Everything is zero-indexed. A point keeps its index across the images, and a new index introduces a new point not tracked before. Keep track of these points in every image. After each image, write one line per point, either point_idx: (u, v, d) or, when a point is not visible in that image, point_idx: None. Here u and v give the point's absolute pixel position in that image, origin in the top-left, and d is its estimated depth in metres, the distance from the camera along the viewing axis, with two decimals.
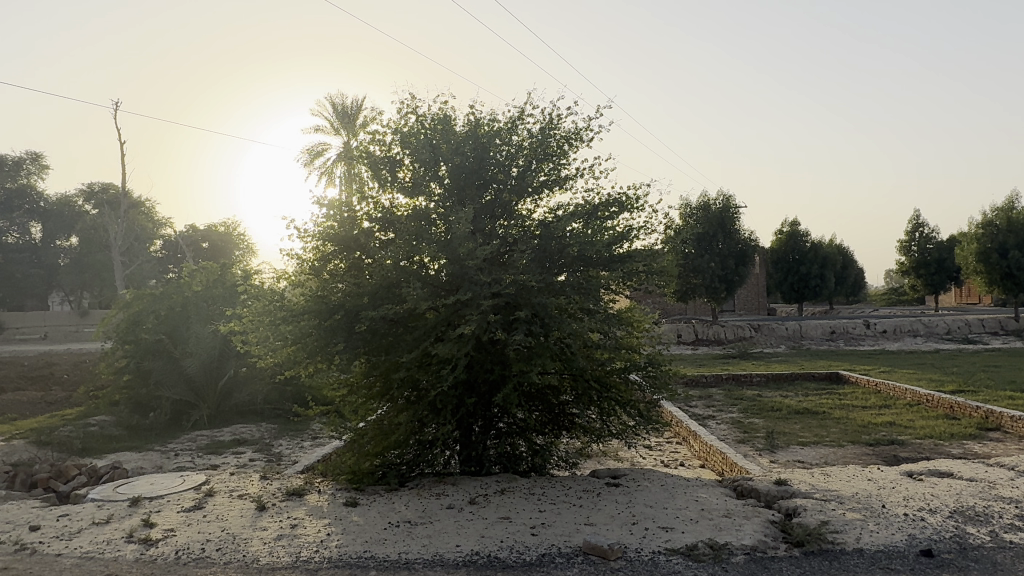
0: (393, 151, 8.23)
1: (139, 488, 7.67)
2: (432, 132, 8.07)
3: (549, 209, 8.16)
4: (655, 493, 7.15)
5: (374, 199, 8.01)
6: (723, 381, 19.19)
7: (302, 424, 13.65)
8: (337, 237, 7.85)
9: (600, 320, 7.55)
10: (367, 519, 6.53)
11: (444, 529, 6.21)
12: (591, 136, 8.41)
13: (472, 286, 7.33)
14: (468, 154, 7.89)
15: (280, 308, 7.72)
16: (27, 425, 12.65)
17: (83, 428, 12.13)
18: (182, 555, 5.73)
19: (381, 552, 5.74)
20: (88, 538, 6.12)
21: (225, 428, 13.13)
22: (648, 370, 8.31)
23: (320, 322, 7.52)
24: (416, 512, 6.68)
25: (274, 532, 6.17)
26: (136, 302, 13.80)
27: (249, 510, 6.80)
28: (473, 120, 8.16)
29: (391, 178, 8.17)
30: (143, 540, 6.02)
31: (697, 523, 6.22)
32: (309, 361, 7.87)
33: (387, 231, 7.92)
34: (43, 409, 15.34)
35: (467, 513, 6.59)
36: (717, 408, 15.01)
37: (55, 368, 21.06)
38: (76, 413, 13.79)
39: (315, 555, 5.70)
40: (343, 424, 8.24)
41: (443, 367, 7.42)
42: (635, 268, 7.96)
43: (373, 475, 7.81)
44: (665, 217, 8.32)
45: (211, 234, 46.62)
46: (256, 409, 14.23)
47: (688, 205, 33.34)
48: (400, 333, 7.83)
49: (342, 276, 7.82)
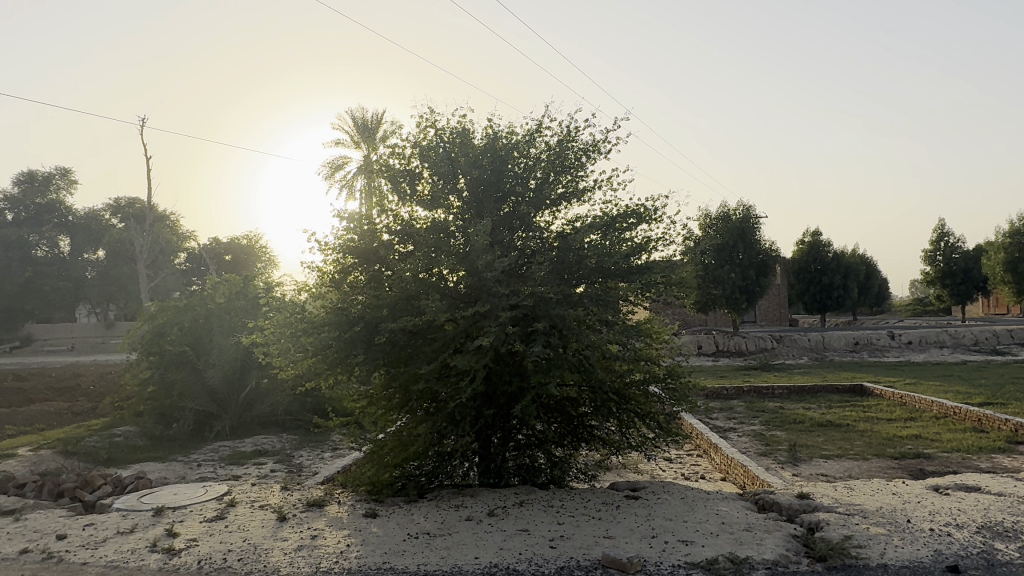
0: (412, 164, 8.32)
1: (163, 498, 7.78)
2: (450, 145, 8.14)
3: (566, 221, 8.19)
4: (675, 506, 7.09)
5: (393, 212, 8.09)
6: (744, 393, 19.03)
7: (323, 435, 13.77)
8: (357, 249, 7.94)
9: (618, 332, 7.53)
10: (386, 530, 6.55)
11: (463, 541, 6.22)
12: (609, 148, 8.44)
13: (489, 298, 7.36)
14: (485, 167, 7.94)
15: (301, 321, 7.81)
16: (55, 435, 12.90)
17: (109, 439, 12.32)
18: (204, 565, 5.79)
19: (400, 564, 5.76)
20: (113, 548, 6.21)
21: (247, 439, 13.28)
22: (668, 382, 8.28)
23: (339, 334, 7.60)
24: (436, 523, 6.70)
25: (295, 542, 6.22)
26: (160, 314, 13.97)
27: (270, 520, 6.86)
28: (492, 133, 8.24)
29: (410, 191, 8.26)
30: (167, 549, 6.09)
31: (717, 537, 6.17)
32: (329, 373, 7.96)
33: (405, 243, 8.00)
34: (70, 419, 15.60)
35: (486, 525, 6.60)
36: (738, 421, 14.87)
37: (82, 379, 21.52)
38: (102, 423, 14.01)
39: (335, 566, 5.73)
40: (363, 436, 8.31)
41: (462, 379, 7.45)
42: (653, 279, 7.96)
43: (393, 486, 7.88)
44: (685, 229, 8.32)
45: (234, 247, 47.39)
46: (277, 421, 14.37)
47: (708, 216, 33.07)
48: (418, 345, 7.87)
49: (362, 288, 7.88)
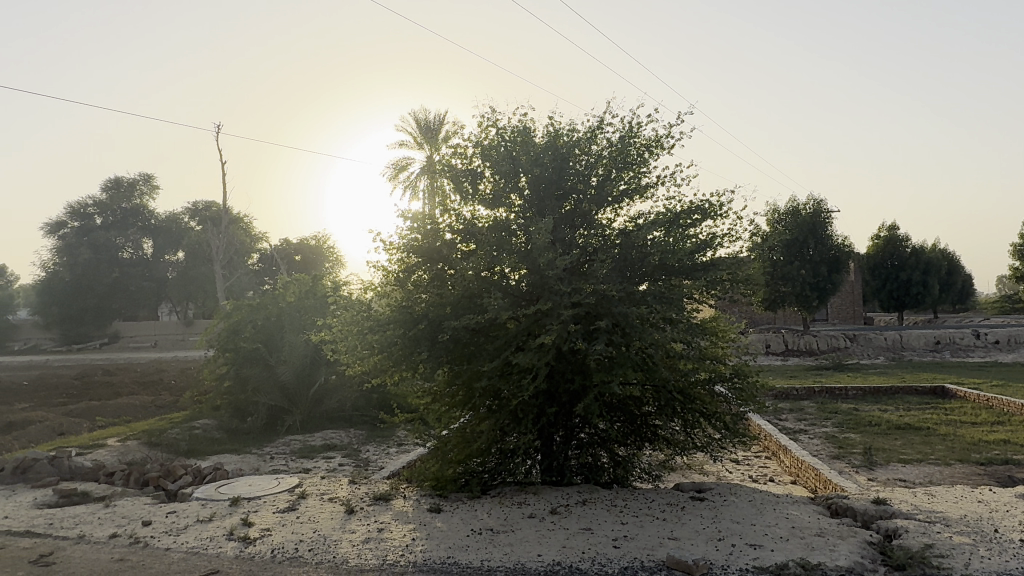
0: (474, 164, 8.40)
1: (239, 489, 8.13)
2: (512, 144, 8.17)
3: (628, 218, 8.11)
4: (742, 508, 6.92)
5: (456, 211, 8.19)
6: (815, 394, 18.38)
7: (388, 431, 14.08)
8: (420, 249, 8.08)
9: (683, 330, 7.40)
10: (450, 525, 6.65)
11: (526, 538, 6.25)
12: (672, 143, 8.31)
13: (551, 296, 7.36)
14: (547, 165, 7.94)
15: (367, 319, 8.00)
16: (140, 427, 13.65)
17: (189, 431, 12.95)
18: (278, 554, 6.02)
19: (464, 559, 5.83)
20: (193, 535, 6.53)
21: (317, 433, 13.70)
22: (735, 382, 8.09)
23: (404, 332, 7.76)
24: (499, 520, 6.76)
25: (362, 535, 6.39)
26: (236, 312, 14.55)
27: (339, 513, 7.07)
28: (553, 131, 8.23)
29: (472, 190, 8.35)
30: (243, 538, 6.36)
31: (788, 542, 5.98)
32: (394, 370, 8.13)
33: (468, 242, 8.09)
34: (153, 412, 16.47)
35: (549, 523, 6.61)
36: (809, 422, 14.37)
37: (164, 374, 22.69)
38: (183, 416, 14.73)
39: (401, 559, 5.85)
40: (428, 432, 8.45)
41: (524, 376, 7.49)
42: (719, 276, 7.79)
43: (456, 482, 7.99)
44: (752, 225, 8.11)
45: (304, 248, 48.97)
46: (345, 416, 14.77)
47: (777, 211, 32.05)
48: (481, 343, 7.94)
49: (426, 286, 8.01)
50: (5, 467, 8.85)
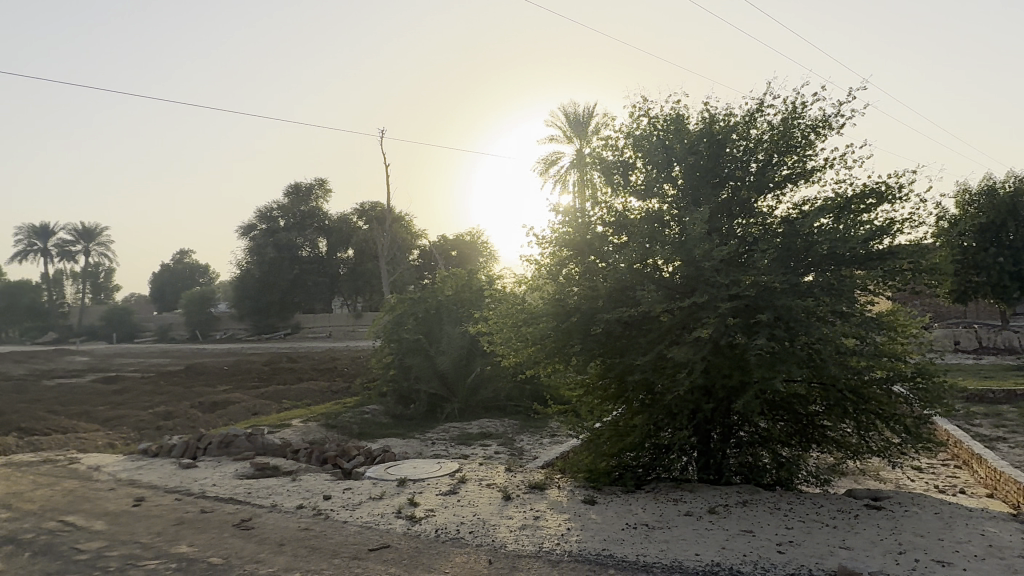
0: (625, 155, 8.32)
1: (405, 471, 8.70)
2: (665, 133, 7.97)
3: (792, 205, 7.64)
4: (927, 521, 6.30)
5: (607, 204, 8.17)
6: (1018, 397, 16.22)
7: (541, 422, 14.35)
8: (571, 241, 8.10)
9: (856, 324, 6.90)
10: (605, 518, 6.67)
11: (682, 536, 6.12)
12: (842, 123, 7.70)
13: (707, 288, 7.12)
14: (702, 153, 7.68)
15: (521, 312, 8.21)
16: (319, 410, 15.00)
17: (360, 415, 14.03)
18: (441, 534, 6.36)
19: (619, 552, 5.82)
20: (366, 510, 7.08)
21: (474, 421, 14.27)
22: (918, 381, 7.35)
23: (557, 324, 7.89)
24: (654, 516, 6.68)
25: (519, 521, 6.59)
26: (399, 305, 15.48)
27: (496, 498, 7.34)
28: (708, 117, 7.93)
29: (623, 181, 8.25)
30: (410, 516, 6.80)
31: (984, 562, 5.36)
32: (547, 362, 8.27)
33: (619, 235, 8.02)
34: (330, 397, 18.02)
35: (706, 522, 6.42)
36: (1009, 429, 12.72)
37: (338, 362, 24.72)
38: (354, 401, 15.98)
39: (557, 548, 5.96)
40: (581, 424, 8.56)
41: (679, 371, 7.33)
42: (898, 266, 7.12)
43: (610, 475, 7.95)
44: (938, 208, 7.34)
45: (459, 243, 51.07)
46: (499, 405, 15.23)
47: (968, 190, 28.53)
48: (634, 336, 7.84)
49: (576, 279, 7.98)
50: (212, 441, 10.07)
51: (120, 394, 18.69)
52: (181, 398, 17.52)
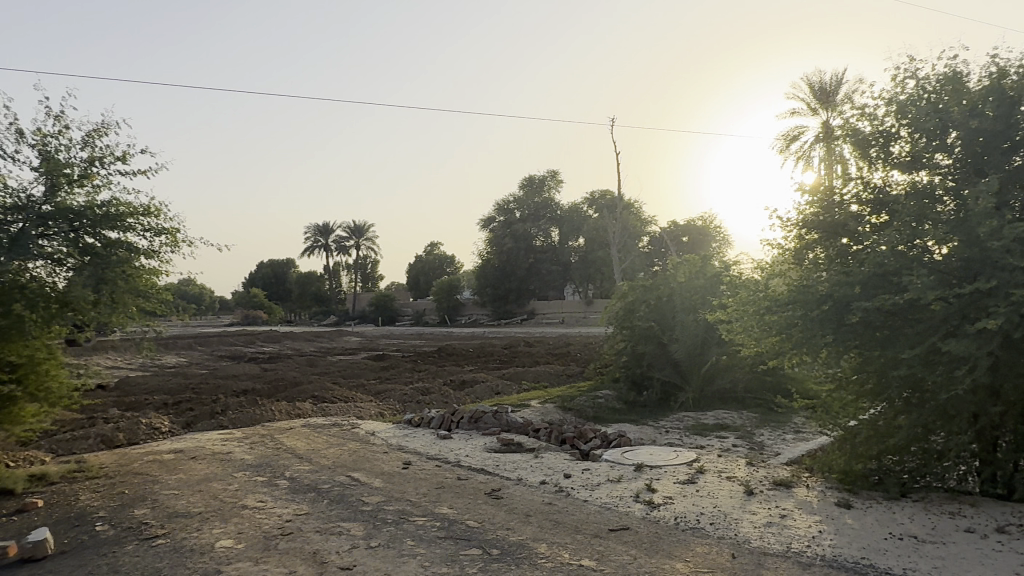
0: (887, 124, 7.43)
1: (642, 456, 8.77)
2: (937, 95, 7.08)
3: None
4: None
5: (861, 179, 7.53)
6: None
7: (784, 416, 13.46)
8: (821, 224, 7.61)
9: None
10: (863, 524, 6.11)
11: (962, 555, 5.38)
12: None
13: (994, 272, 6.13)
14: (988, 113, 6.56)
15: (763, 299, 7.71)
16: (555, 392, 15.69)
17: (595, 400, 14.40)
18: (681, 522, 6.32)
19: (882, 563, 5.30)
20: (606, 491, 7.29)
21: (709, 412, 13.85)
22: None
23: (806, 313, 7.18)
24: (924, 528, 5.95)
25: (764, 518, 6.31)
26: (631, 292, 15.50)
27: (738, 492, 7.10)
28: (996, 72, 6.81)
29: (883, 154, 7.43)
30: (648, 502, 6.86)
31: None
32: (793, 353, 7.70)
33: (880, 214, 7.30)
34: (565, 380, 18.72)
35: (994, 542, 5.56)
36: None
37: (572, 347, 25.55)
38: (589, 386, 16.44)
39: (807, 550, 5.59)
40: (832, 421, 7.87)
41: (957, 366, 6.39)
42: None
43: (867, 479, 7.37)
44: None
45: (691, 229, 49.59)
46: (737, 397, 14.58)
47: None
48: (897, 326, 6.93)
49: (827, 264, 7.38)
50: (464, 416, 11.05)
51: (387, 371, 21.30)
52: (436, 376, 19.45)
